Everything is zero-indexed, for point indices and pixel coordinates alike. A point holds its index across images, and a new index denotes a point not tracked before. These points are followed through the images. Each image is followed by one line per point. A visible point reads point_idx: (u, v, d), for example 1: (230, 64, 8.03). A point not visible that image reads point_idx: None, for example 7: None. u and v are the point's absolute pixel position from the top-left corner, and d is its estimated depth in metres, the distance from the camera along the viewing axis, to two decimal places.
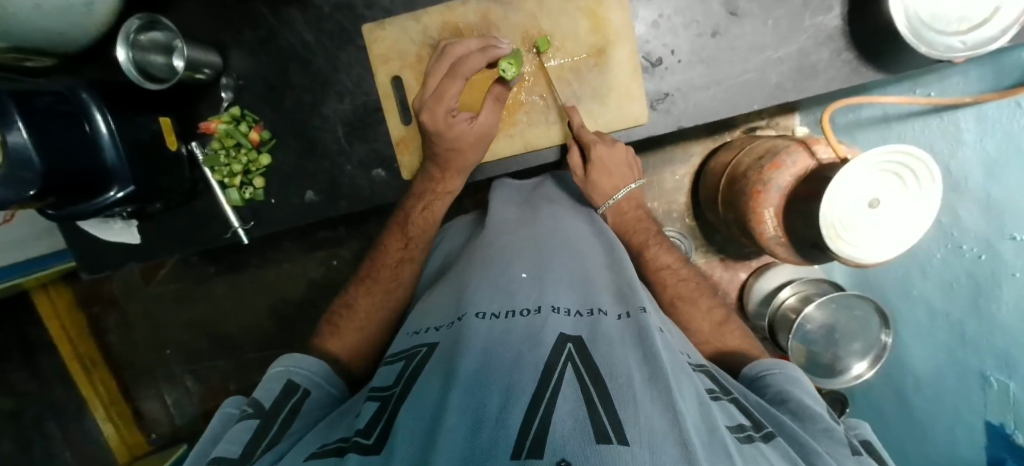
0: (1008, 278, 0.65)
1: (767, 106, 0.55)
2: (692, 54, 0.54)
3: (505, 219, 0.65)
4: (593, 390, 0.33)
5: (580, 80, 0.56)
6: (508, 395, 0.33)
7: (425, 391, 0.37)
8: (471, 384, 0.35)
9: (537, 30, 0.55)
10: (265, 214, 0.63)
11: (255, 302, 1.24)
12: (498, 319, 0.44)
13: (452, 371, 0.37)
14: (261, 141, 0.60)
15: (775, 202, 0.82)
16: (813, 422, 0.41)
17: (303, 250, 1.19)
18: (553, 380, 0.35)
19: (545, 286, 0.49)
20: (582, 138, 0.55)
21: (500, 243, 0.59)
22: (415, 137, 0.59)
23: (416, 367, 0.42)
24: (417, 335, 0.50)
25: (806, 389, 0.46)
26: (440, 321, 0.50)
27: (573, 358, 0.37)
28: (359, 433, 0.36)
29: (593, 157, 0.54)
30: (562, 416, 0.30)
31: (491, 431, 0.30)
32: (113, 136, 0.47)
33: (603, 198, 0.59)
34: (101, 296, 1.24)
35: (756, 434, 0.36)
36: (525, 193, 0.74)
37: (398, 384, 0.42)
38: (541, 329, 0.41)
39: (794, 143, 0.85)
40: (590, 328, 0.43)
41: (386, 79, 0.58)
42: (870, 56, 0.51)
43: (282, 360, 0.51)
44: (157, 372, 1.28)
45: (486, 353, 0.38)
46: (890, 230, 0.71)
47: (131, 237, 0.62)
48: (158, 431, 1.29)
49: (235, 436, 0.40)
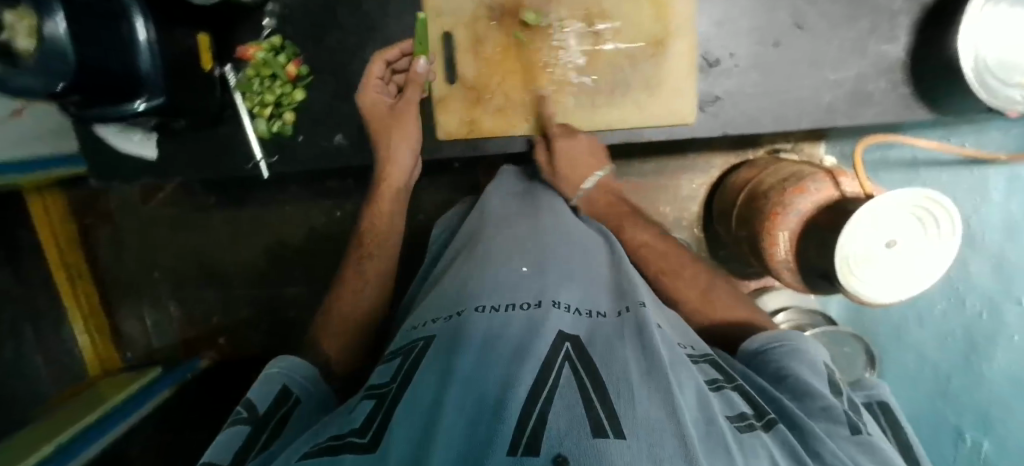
0: (1006, 339, 0.74)
1: (813, 127, 0.54)
2: (750, 60, 0.52)
3: (507, 212, 0.64)
4: (590, 386, 0.34)
5: (634, 68, 0.53)
6: (505, 390, 0.33)
7: (424, 390, 0.36)
8: (467, 385, 0.34)
9: (599, 9, 0.52)
10: (289, 151, 0.61)
11: (251, 240, 1.23)
12: (497, 312, 0.44)
13: (447, 373, 0.36)
14: (298, 74, 0.58)
15: (792, 226, 0.82)
16: (813, 400, 0.41)
17: (309, 198, 1.18)
18: (551, 376, 0.35)
19: (546, 283, 0.48)
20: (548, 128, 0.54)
21: (506, 236, 0.58)
22: (457, 97, 0.56)
23: (415, 362, 0.41)
24: (416, 330, 0.48)
25: (810, 363, 0.45)
26: (438, 312, 0.48)
27: (571, 357, 0.37)
28: (354, 431, 0.35)
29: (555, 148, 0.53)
30: (557, 415, 0.30)
31: (487, 427, 0.30)
32: (151, 45, 0.45)
33: (572, 187, 0.55)
34: (97, 208, 1.23)
35: (759, 423, 0.36)
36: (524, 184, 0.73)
37: (396, 380, 0.40)
38: (540, 325, 0.41)
39: (820, 171, 0.85)
40: (589, 329, 0.43)
41: (436, 33, 0.55)
42: (931, 94, 0.51)
43: (277, 362, 0.49)
44: (142, 293, 1.27)
45: (483, 354, 0.38)
46: (904, 270, 0.72)
47: (150, 152, 0.59)
48: (134, 350, 1.29)
49: (222, 441, 0.37)
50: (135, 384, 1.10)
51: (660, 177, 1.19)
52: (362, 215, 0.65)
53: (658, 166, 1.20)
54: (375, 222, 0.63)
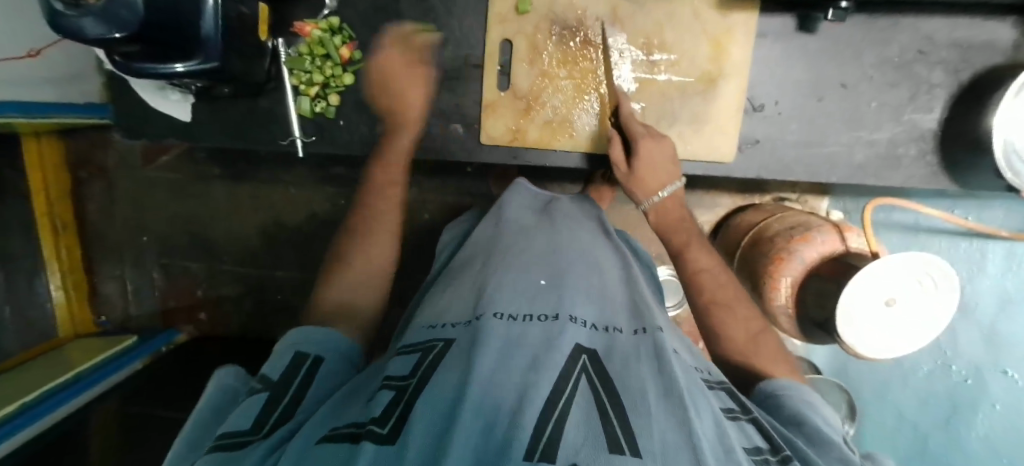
0: (987, 407, 0.79)
1: (843, 181, 0.56)
2: (794, 111, 0.54)
3: (524, 225, 0.63)
4: (607, 401, 0.33)
5: (682, 102, 0.55)
6: (523, 398, 0.32)
7: (444, 385, 0.34)
8: (483, 391, 0.32)
9: (659, 40, 0.54)
10: (328, 133, 0.60)
11: (250, 216, 1.20)
12: (515, 322, 0.42)
13: (468, 370, 0.34)
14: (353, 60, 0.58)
15: (795, 273, 0.83)
16: (829, 449, 0.37)
17: (314, 182, 1.16)
18: (568, 388, 0.34)
19: (563, 294, 0.47)
20: (629, 130, 0.53)
21: (524, 246, 0.56)
22: (508, 104, 0.58)
23: (434, 362, 0.38)
24: (432, 330, 0.45)
25: (823, 415, 0.42)
26: (457, 316, 0.46)
27: (587, 369, 0.36)
28: (373, 420, 0.32)
29: (641, 152, 0.52)
30: (573, 425, 0.30)
31: (502, 433, 0.29)
32: (215, 8, 0.44)
33: (647, 193, 0.54)
34: (94, 163, 1.19)
35: (773, 458, 0.33)
36: (540, 203, 0.71)
37: (416, 376, 0.37)
38: (556, 338, 0.39)
39: (826, 224, 0.87)
40: (605, 345, 0.41)
41: (496, 40, 0.56)
42: (958, 167, 0.53)
43: (289, 335, 0.45)
44: (128, 255, 1.24)
45: (504, 360, 0.36)
46: (902, 327, 0.74)
47: (182, 114, 0.59)
48: (109, 314, 1.25)
49: (240, 411, 0.35)
50: (110, 350, 1.04)
51: None
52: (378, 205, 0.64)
53: None
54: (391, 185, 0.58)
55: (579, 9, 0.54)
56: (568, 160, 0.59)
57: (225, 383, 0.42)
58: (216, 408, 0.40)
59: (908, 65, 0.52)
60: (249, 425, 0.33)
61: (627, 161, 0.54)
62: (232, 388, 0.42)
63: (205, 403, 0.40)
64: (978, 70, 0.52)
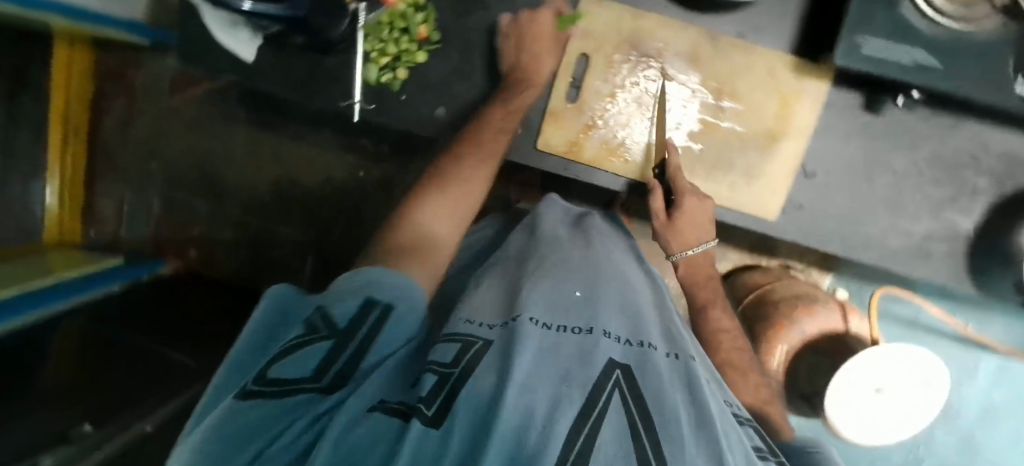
0: None
1: (873, 262, 0.57)
2: (842, 185, 0.56)
3: (558, 236, 0.63)
4: (639, 421, 0.32)
5: (740, 153, 0.56)
6: (555, 406, 0.31)
7: (482, 378, 0.34)
8: (521, 390, 0.32)
9: (730, 89, 0.56)
10: (388, 106, 0.59)
11: (264, 167, 1.19)
12: (550, 331, 0.42)
13: (505, 373, 0.34)
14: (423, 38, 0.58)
15: (793, 342, 0.83)
16: None
17: (338, 147, 1.15)
18: (600, 402, 0.33)
19: (599, 311, 0.47)
20: (678, 186, 0.55)
21: (566, 260, 0.56)
22: (573, 115, 0.57)
23: (476, 354, 0.37)
24: (468, 324, 0.44)
25: None
26: (492, 318, 0.45)
27: (620, 385, 0.36)
28: (420, 400, 0.31)
29: (685, 207, 0.54)
30: (606, 442, 0.29)
31: (537, 434, 0.28)
32: None
33: (682, 246, 0.56)
34: (122, 80, 1.17)
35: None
36: (573, 218, 0.72)
37: (456, 367, 0.35)
38: (590, 353, 0.39)
39: (833, 302, 0.89)
40: (637, 361, 0.40)
41: (573, 54, 0.57)
42: (986, 273, 0.55)
43: (359, 272, 0.40)
44: (132, 178, 1.21)
45: (536, 369, 0.36)
46: (894, 416, 0.74)
47: (247, 53, 0.58)
48: (99, 230, 1.21)
49: (299, 356, 0.31)
50: (85, 267, 0.97)
51: None
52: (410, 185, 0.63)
53: None
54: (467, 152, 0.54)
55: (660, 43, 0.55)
56: (612, 183, 0.58)
57: (277, 303, 0.39)
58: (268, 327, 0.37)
59: (957, 166, 0.54)
60: (308, 373, 0.30)
61: (668, 213, 0.55)
62: (286, 307, 0.39)
63: (258, 319, 0.37)
64: (1020, 185, 0.54)
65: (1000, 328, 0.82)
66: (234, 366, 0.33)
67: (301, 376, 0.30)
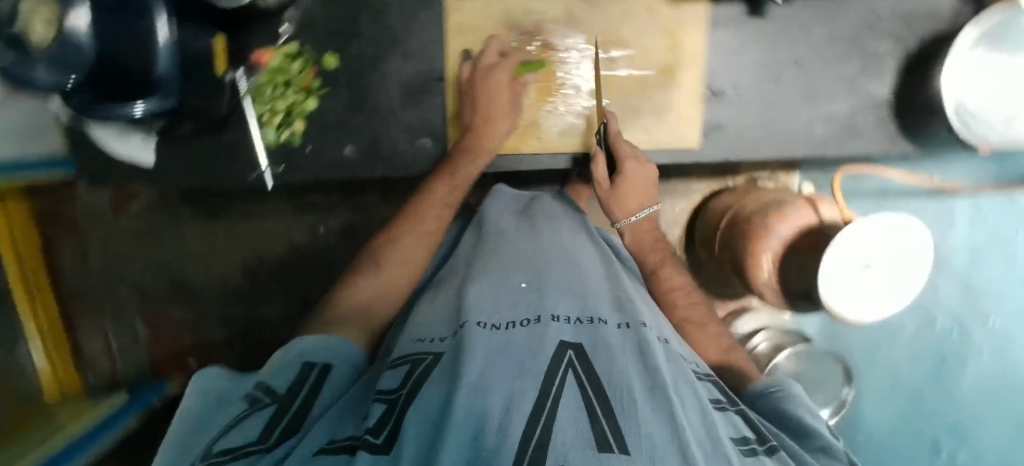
0: (975, 356, 0.82)
1: (810, 154, 0.57)
2: (755, 93, 0.56)
3: (503, 229, 0.62)
4: (595, 400, 0.33)
5: (644, 94, 0.56)
6: (511, 402, 0.32)
7: (434, 390, 0.35)
8: (473, 391, 0.33)
9: (616, 37, 0.56)
10: (297, 160, 0.59)
11: (227, 253, 1.17)
12: (498, 331, 0.41)
13: (455, 377, 0.35)
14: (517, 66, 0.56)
15: (775, 249, 0.82)
16: (813, 440, 0.39)
17: (288, 210, 1.14)
18: (553, 390, 0.34)
19: (546, 294, 0.48)
20: (618, 149, 0.54)
21: (509, 249, 0.57)
22: (474, 112, 0.58)
23: (424, 371, 0.38)
24: (420, 343, 0.45)
25: (807, 405, 0.44)
26: (441, 330, 0.46)
27: (574, 364, 0.37)
28: (368, 430, 0.32)
29: (626, 171, 0.53)
30: (564, 424, 0.30)
31: (495, 431, 0.29)
32: (173, 47, 0.42)
33: (625, 213, 0.55)
34: (62, 219, 1.14)
35: (761, 448, 0.34)
36: (522, 204, 0.71)
37: (405, 388, 0.37)
38: (540, 340, 0.40)
39: (800, 199, 0.88)
40: (591, 337, 0.41)
41: (456, 52, 0.57)
42: (914, 130, 0.56)
43: (292, 344, 0.45)
44: (105, 310, 1.19)
45: (487, 367, 0.36)
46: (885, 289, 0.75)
47: (145, 159, 0.56)
48: (95, 372, 1.19)
49: (247, 425, 0.35)
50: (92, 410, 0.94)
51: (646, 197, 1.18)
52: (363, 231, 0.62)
53: None
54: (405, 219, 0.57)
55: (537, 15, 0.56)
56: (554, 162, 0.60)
57: (206, 386, 0.42)
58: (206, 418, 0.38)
59: (855, 39, 0.55)
60: (256, 436, 0.33)
61: (611, 181, 0.54)
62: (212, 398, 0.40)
63: (186, 420, 0.38)
64: (918, 37, 0.55)
65: (965, 168, 0.80)
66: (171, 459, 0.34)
67: (250, 440, 0.33)
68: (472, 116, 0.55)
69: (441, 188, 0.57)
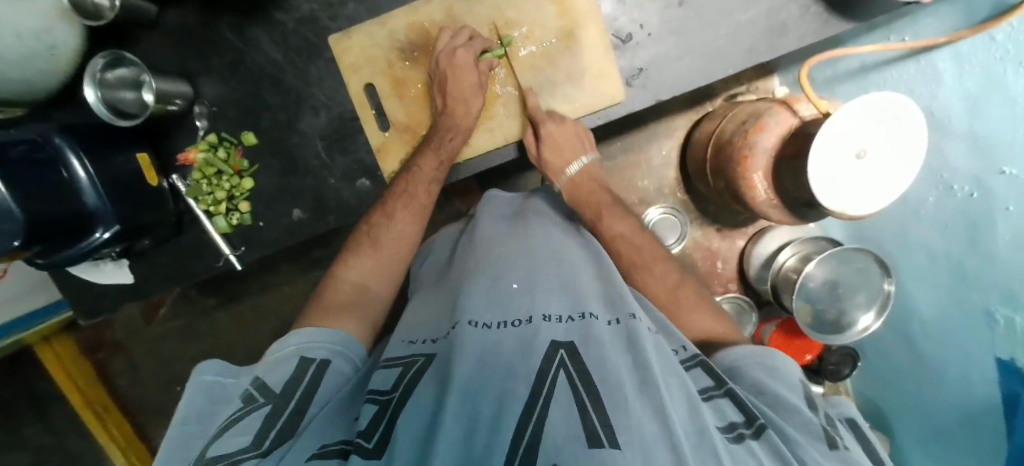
0: (1002, 212, 0.55)
1: (744, 67, 0.57)
2: (661, 26, 0.56)
3: (489, 232, 0.60)
4: (584, 394, 0.31)
5: (552, 65, 0.58)
6: (502, 402, 0.31)
7: (425, 395, 0.34)
8: (465, 393, 0.32)
9: (504, 21, 0.57)
10: (255, 238, 0.65)
11: (259, 326, 1.14)
12: (490, 329, 0.41)
13: (445, 381, 0.34)
14: (480, 49, 0.57)
15: (763, 165, 0.67)
16: (794, 414, 0.38)
17: (299, 270, 1.09)
18: (545, 388, 0.32)
19: (535, 295, 0.46)
20: (534, 116, 0.58)
21: (495, 253, 0.55)
22: (396, 141, 0.62)
23: (416, 375, 0.38)
24: (410, 345, 0.45)
25: (785, 377, 0.43)
26: (434, 332, 0.46)
27: (566, 363, 0.35)
28: (360, 434, 0.33)
29: (544, 134, 0.58)
30: (554, 423, 0.28)
31: (485, 436, 0.28)
32: (91, 179, 0.50)
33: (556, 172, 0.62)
34: (105, 342, 1.18)
35: (747, 430, 0.33)
36: (514, 206, 0.68)
37: (398, 388, 0.37)
38: (531, 340, 0.38)
39: (773, 104, 0.70)
40: (582, 334, 0.40)
41: (359, 87, 0.60)
42: (841, 5, 0.53)
43: (291, 338, 0.47)
44: (170, 412, 1.20)
45: (479, 366, 0.35)
46: (891, 171, 0.56)
47: (123, 276, 0.67)
48: None
49: (244, 423, 0.36)
50: None
51: (626, 153, 1.04)
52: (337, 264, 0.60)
53: (622, 144, 1.04)
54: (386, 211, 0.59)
55: (424, 29, 0.59)
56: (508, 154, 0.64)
57: (206, 379, 0.43)
58: (202, 411, 0.40)
59: None
60: (248, 443, 0.34)
61: (538, 145, 0.60)
62: (214, 385, 0.43)
63: (189, 406, 0.41)
64: None
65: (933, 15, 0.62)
66: (171, 447, 0.37)
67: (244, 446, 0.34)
68: (444, 94, 0.58)
69: (428, 163, 0.58)
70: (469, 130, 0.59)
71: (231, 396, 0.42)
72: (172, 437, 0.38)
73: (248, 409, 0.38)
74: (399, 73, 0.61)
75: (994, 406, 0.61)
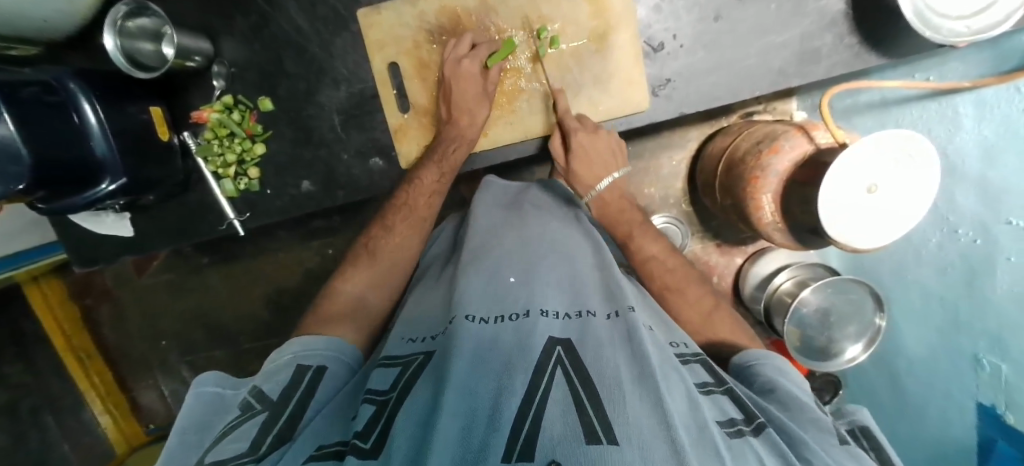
0: (1003, 262, 0.55)
1: (770, 91, 0.57)
2: (694, 39, 0.56)
3: (490, 224, 0.59)
4: (582, 392, 0.31)
5: (581, 66, 0.58)
6: (498, 396, 0.30)
7: (421, 393, 0.34)
8: (463, 391, 0.31)
9: (537, 15, 0.56)
10: (260, 206, 0.65)
11: (250, 289, 1.13)
12: (487, 324, 0.41)
13: (440, 378, 0.34)
14: (489, 55, 0.56)
15: (774, 188, 0.66)
16: (802, 412, 0.39)
17: (296, 239, 1.08)
18: (542, 384, 0.32)
19: (534, 289, 0.46)
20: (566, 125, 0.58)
21: (495, 244, 0.54)
22: (414, 125, 0.61)
23: (414, 373, 0.38)
24: (410, 343, 0.45)
25: (795, 379, 0.44)
26: (428, 329, 0.46)
27: (563, 362, 0.34)
28: (357, 435, 0.33)
29: (574, 146, 0.58)
30: (551, 418, 0.28)
31: (482, 432, 0.28)
32: (102, 128, 0.49)
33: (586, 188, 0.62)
34: (93, 287, 1.17)
35: (747, 427, 0.33)
36: (512, 195, 0.67)
37: (396, 389, 0.37)
38: (529, 333, 0.38)
39: (792, 127, 0.69)
40: (579, 331, 0.40)
41: (382, 66, 0.59)
42: (877, 40, 0.53)
43: (287, 347, 0.47)
44: (153, 364, 1.20)
45: (475, 360, 0.35)
46: (907, 189, 0.56)
47: (123, 229, 0.66)
48: (155, 422, 1.22)
49: (240, 431, 0.36)
50: None
51: (637, 159, 1.04)
52: (344, 268, 0.61)
53: (634, 149, 1.04)
54: (401, 199, 0.60)
55: (455, 14, 0.58)
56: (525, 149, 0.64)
57: (205, 389, 0.42)
58: (199, 420, 0.40)
59: None
60: (244, 448, 0.34)
61: (567, 155, 0.60)
62: (216, 395, 0.42)
63: (189, 415, 0.40)
64: None
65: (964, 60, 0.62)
66: (171, 457, 0.36)
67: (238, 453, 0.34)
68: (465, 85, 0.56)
69: (429, 174, 0.59)
70: (478, 128, 0.58)
71: (230, 406, 0.41)
72: (173, 445, 0.37)
73: (245, 419, 0.38)
74: (422, 54, 0.59)
75: (968, 446, 0.63)
